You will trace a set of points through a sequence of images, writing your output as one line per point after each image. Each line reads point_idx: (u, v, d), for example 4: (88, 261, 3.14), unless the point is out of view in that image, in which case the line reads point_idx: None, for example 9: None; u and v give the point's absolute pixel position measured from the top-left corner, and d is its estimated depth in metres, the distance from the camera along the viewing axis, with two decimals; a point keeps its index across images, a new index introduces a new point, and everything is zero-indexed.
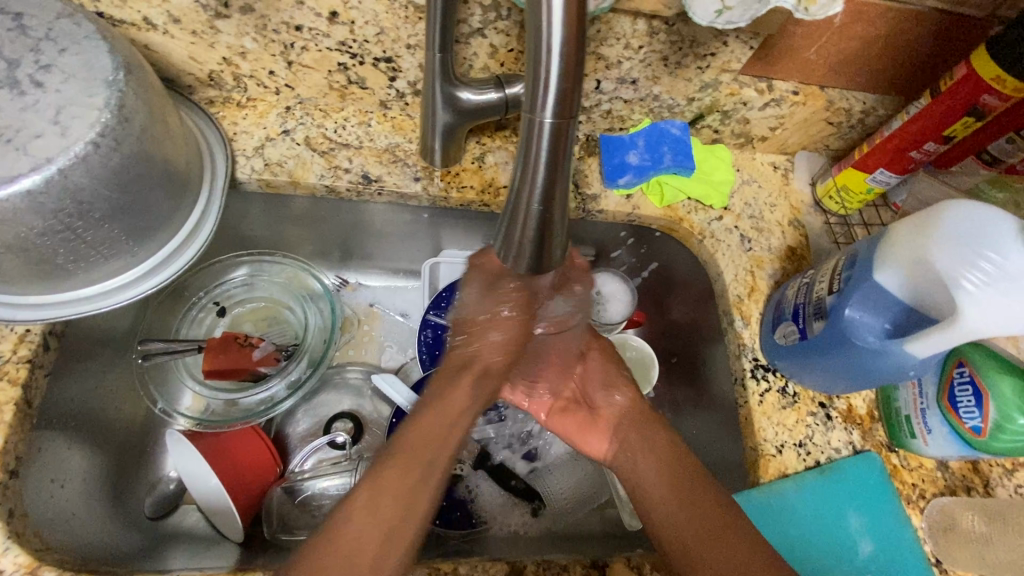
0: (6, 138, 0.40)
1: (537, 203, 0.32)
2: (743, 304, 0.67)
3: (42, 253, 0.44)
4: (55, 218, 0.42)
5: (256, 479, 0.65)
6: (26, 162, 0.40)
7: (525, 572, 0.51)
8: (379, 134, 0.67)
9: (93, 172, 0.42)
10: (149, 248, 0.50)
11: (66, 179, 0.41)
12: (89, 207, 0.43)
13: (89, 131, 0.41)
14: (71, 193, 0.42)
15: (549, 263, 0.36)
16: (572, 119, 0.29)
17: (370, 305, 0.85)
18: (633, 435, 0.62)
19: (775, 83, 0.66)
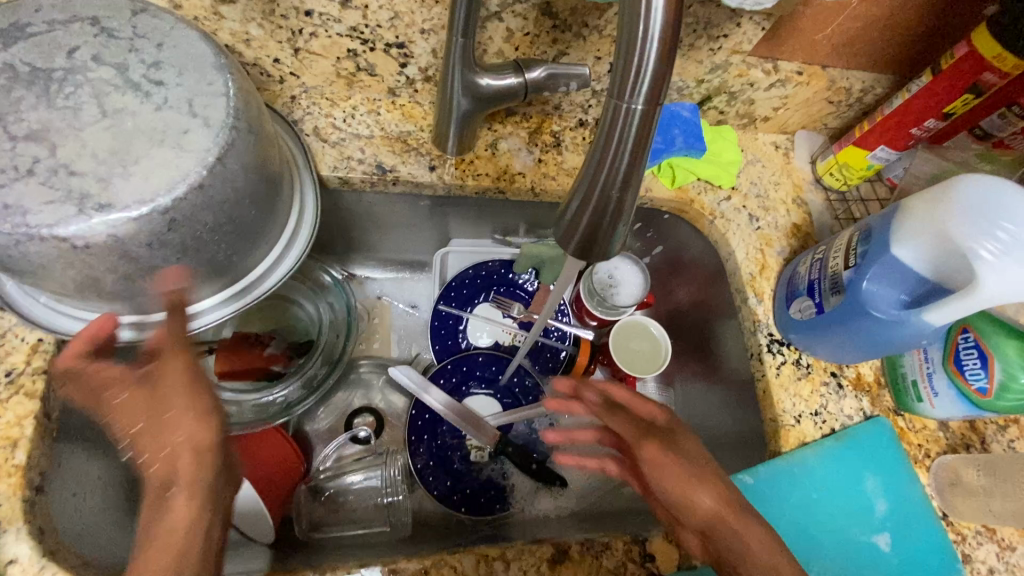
0: (158, 139, 0.34)
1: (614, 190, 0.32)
2: (755, 281, 0.69)
3: (208, 251, 0.39)
4: (219, 210, 0.37)
5: (284, 480, 0.65)
6: (189, 160, 0.35)
7: (569, 552, 0.52)
8: (389, 122, 0.66)
9: (242, 158, 0.38)
10: (275, 231, 0.45)
11: (225, 168, 0.37)
12: (243, 195, 0.39)
13: (226, 114, 0.37)
14: (231, 182, 0.37)
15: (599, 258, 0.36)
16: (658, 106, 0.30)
17: (378, 297, 0.85)
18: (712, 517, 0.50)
19: (780, 64, 0.68)
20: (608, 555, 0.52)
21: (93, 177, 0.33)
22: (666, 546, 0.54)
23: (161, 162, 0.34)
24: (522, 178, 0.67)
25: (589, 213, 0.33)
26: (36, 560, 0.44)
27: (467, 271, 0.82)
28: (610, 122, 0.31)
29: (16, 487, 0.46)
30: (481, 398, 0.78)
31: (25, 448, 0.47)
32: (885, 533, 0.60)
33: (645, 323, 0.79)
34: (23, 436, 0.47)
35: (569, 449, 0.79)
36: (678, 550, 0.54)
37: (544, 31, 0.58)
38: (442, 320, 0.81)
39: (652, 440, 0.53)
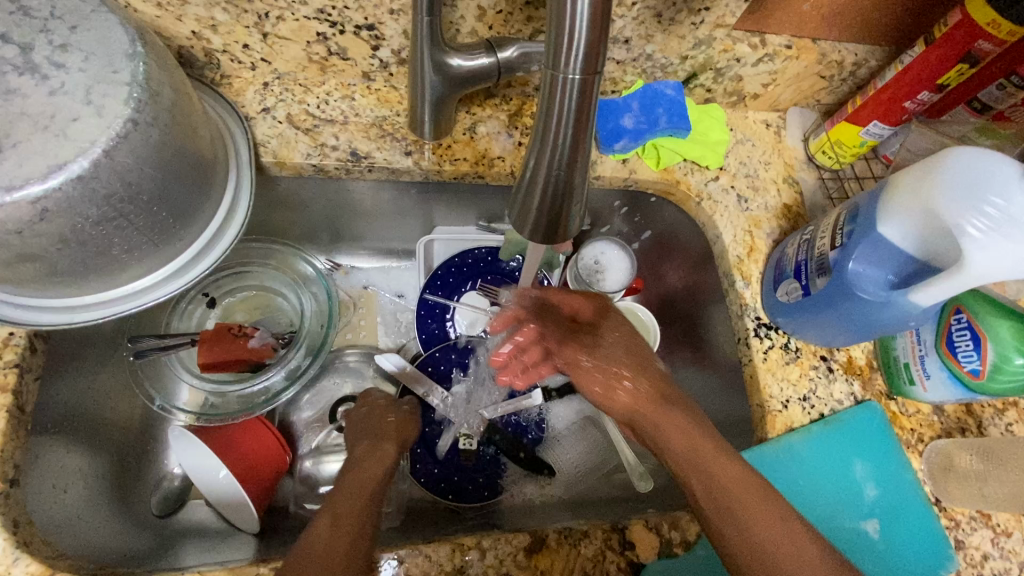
0: (42, 125, 0.38)
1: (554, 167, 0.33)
2: (743, 264, 0.67)
3: (97, 244, 0.43)
4: (107, 204, 0.42)
5: (266, 473, 0.65)
6: (71, 149, 0.39)
7: (547, 541, 0.51)
8: (364, 108, 0.64)
9: (136, 152, 0.42)
10: (195, 228, 0.50)
11: (113, 161, 0.40)
12: (137, 189, 0.43)
13: (125, 108, 0.41)
14: (120, 175, 0.41)
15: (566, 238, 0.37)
16: (596, 74, 0.31)
17: (364, 287, 0.83)
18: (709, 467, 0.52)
19: (768, 37, 0.65)
20: (586, 543, 0.52)
21: None
22: (647, 534, 0.53)
23: (41, 149, 0.38)
24: (502, 162, 0.66)
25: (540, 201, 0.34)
26: (9, 552, 0.45)
27: (454, 259, 0.80)
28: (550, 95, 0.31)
29: None
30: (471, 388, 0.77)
31: None
32: (874, 519, 0.58)
33: (632, 308, 0.78)
34: None
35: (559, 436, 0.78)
36: (660, 538, 0.53)
37: (517, 9, 0.56)
38: (429, 310, 0.80)
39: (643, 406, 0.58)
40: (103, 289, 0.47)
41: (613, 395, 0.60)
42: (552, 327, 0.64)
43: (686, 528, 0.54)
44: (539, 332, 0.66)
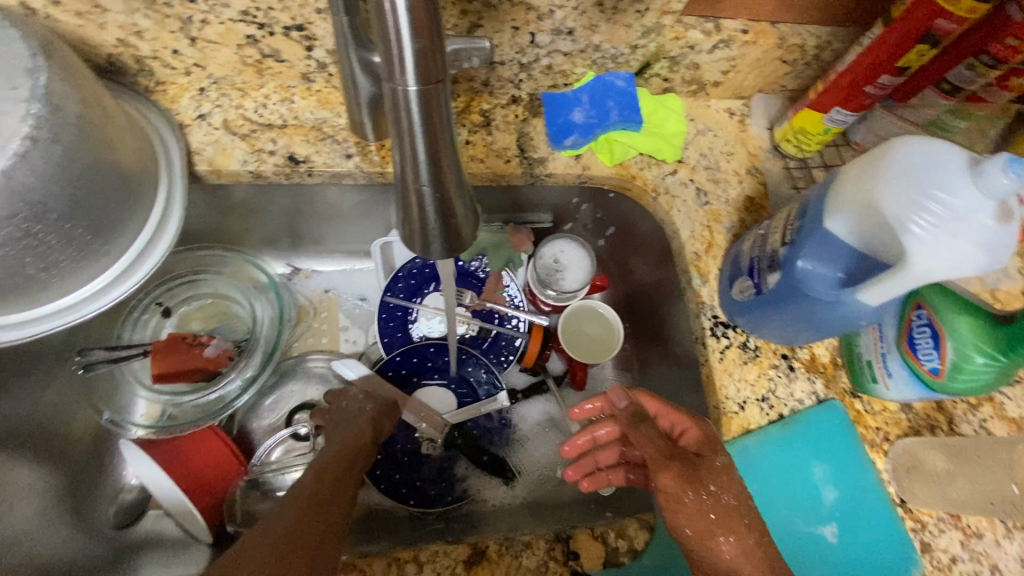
0: None
1: (426, 188, 0.35)
2: (701, 260, 0.65)
3: (7, 265, 0.42)
4: (12, 225, 0.41)
5: (217, 482, 0.65)
6: None
7: (487, 552, 0.50)
8: (304, 110, 0.63)
9: (38, 170, 0.41)
10: (121, 241, 0.49)
11: (12, 181, 0.39)
12: (43, 208, 0.42)
13: (22, 125, 0.40)
14: (21, 196, 0.40)
15: (461, 245, 0.38)
16: (439, 85, 0.32)
17: (325, 291, 0.82)
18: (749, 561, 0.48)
19: (722, 22, 0.63)
20: (529, 554, 0.51)
21: None
22: (591, 543, 0.52)
23: None
24: None
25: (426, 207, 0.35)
26: None
27: (414, 262, 0.80)
28: (396, 110, 0.33)
29: None
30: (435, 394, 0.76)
31: None
32: (833, 523, 0.57)
33: (594, 306, 0.76)
34: None
35: (525, 438, 0.76)
36: (604, 547, 0.52)
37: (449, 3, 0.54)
38: (390, 312, 0.79)
39: (671, 466, 0.51)
40: (26, 308, 0.46)
41: (711, 549, 0.49)
42: (647, 436, 0.55)
43: (634, 536, 0.53)
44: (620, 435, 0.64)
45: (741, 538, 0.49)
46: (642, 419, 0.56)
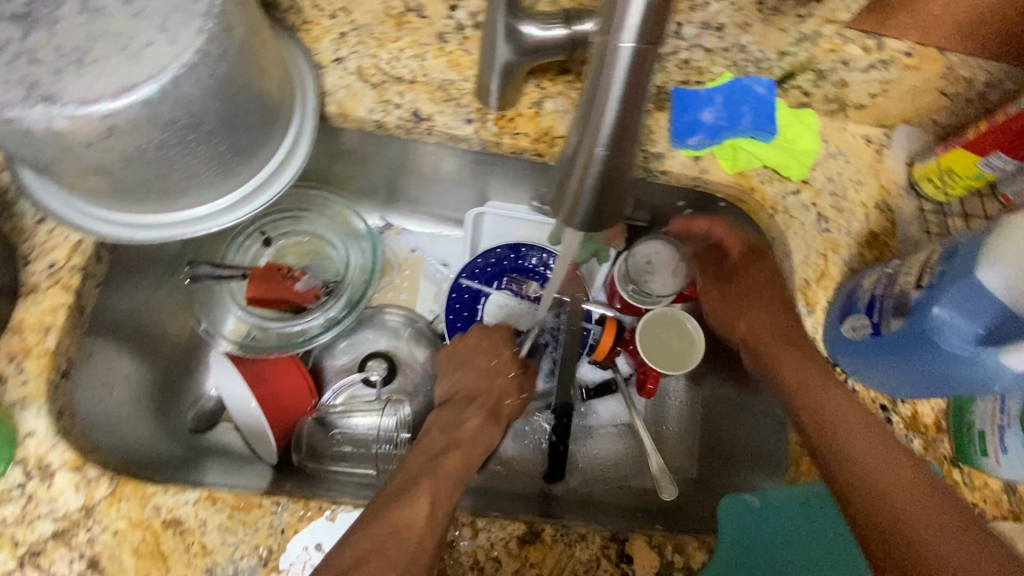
0: (120, 47, 0.40)
1: (599, 152, 0.34)
2: (809, 290, 0.61)
3: (158, 167, 0.45)
4: (170, 130, 0.43)
5: (290, 410, 0.68)
6: (141, 72, 0.39)
7: (542, 534, 0.50)
8: (434, 68, 0.63)
9: (201, 83, 0.42)
10: (254, 165, 0.52)
11: (179, 90, 0.41)
12: (199, 119, 0.44)
13: (195, 39, 0.41)
14: (183, 105, 0.42)
15: (614, 214, 0.39)
16: (656, 46, 0.31)
17: (411, 251, 0.84)
18: (852, 416, 0.56)
19: (886, 41, 0.59)
20: (582, 545, 0.50)
21: (50, 68, 0.39)
22: (646, 551, 0.50)
23: (115, 69, 0.39)
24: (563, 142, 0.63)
25: (593, 173, 0.36)
26: (51, 437, 0.48)
27: (476, 261, 0.78)
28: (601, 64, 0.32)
29: (46, 367, 0.49)
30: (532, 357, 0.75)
31: (56, 334, 0.50)
32: None
33: (682, 318, 0.72)
34: (55, 323, 0.51)
35: (585, 433, 0.75)
36: (659, 557, 0.50)
37: None
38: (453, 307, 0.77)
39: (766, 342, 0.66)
40: (163, 211, 0.49)
41: (810, 401, 0.59)
42: (721, 305, 0.72)
43: (691, 555, 0.51)
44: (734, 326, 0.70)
45: (818, 371, 0.60)
46: (733, 276, 0.71)
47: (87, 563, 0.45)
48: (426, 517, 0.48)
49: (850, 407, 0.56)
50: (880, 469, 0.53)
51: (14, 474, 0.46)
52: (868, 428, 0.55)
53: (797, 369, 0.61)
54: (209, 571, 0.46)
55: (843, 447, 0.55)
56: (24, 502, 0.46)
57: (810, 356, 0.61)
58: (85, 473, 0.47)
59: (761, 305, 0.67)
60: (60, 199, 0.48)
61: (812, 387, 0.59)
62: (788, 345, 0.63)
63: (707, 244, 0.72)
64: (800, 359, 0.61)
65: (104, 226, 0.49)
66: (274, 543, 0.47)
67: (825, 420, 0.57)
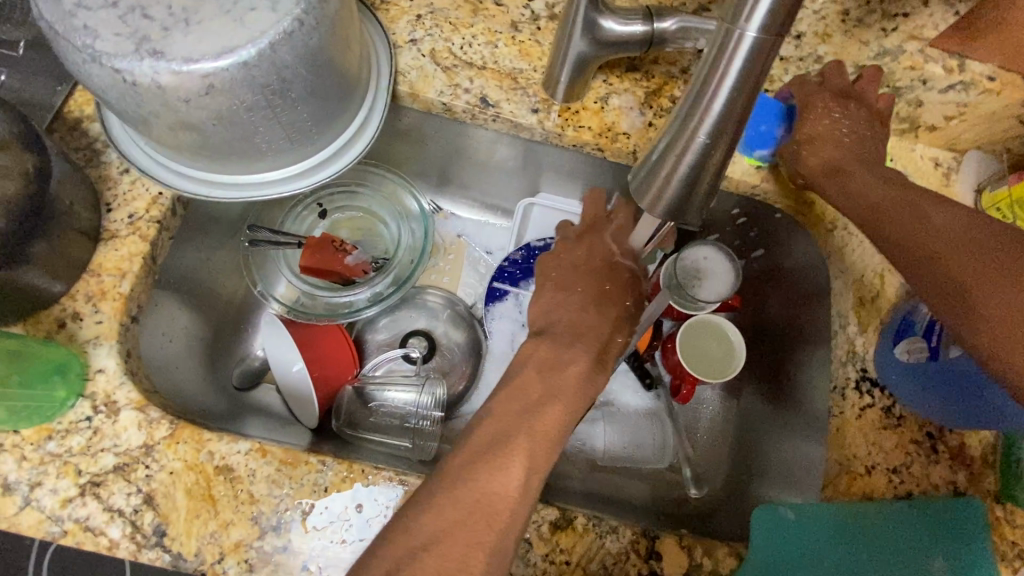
0: (226, 11, 0.42)
1: (701, 144, 0.35)
2: (863, 309, 0.62)
3: (245, 127, 0.47)
4: (262, 93, 0.45)
5: (334, 378, 0.70)
6: (243, 36, 0.42)
7: (574, 522, 0.50)
8: (504, 57, 0.64)
9: (296, 50, 0.44)
10: (329, 135, 0.54)
11: (274, 54, 0.43)
12: (288, 85, 0.46)
13: (295, 8, 0.43)
14: (277, 69, 0.44)
15: (692, 208, 0.39)
16: (777, 38, 0.31)
17: (458, 236, 0.85)
18: (950, 229, 0.50)
19: (967, 63, 0.59)
20: (613, 538, 0.50)
21: (159, 25, 0.41)
22: (677, 551, 0.50)
23: (220, 31, 0.41)
24: (626, 139, 0.63)
25: (687, 164, 0.36)
26: (118, 376, 0.49)
27: (518, 253, 0.77)
28: (722, 52, 0.32)
29: (118, 310, 0.51)
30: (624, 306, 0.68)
31: (131, 280, 0.53)
32: None
33: (723, 326, 0.72)
34: (130, 269, 0.53)
35: (605, 414, 0.75)
36: (689, 559, 0.50)
37: None
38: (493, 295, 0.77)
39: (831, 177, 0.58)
40: (240, 173, 0.51)
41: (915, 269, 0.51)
42: (861, 166, 0.57)
43: (720, 559, 0.51)
44: (829, 121, 0.58)
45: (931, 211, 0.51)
46: (839, 165, 0.58)
47: (143, 499, 0.46)
48: (521, 489, 0.45)
49: (943, 219, 0.51)
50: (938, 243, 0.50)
51: (81, 407, 0.48)
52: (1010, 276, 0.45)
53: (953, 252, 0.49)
54: (254, 521, 0.47)
55: (977, 304, 0.46)
56: (89, 435, 0.48)
57: (915, 202, 0.53)
58: (148, 413, 0.49)
59: (913, 232, 0.51)
60: (148, 152, 0.51)
61: (930, 242, 0.50)
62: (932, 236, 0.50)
63: (844, 139, 0.58)
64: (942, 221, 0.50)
65: (183, 181, 0.52)
66: (316, 500, 0.48)
67: (945, 267, 0.49)
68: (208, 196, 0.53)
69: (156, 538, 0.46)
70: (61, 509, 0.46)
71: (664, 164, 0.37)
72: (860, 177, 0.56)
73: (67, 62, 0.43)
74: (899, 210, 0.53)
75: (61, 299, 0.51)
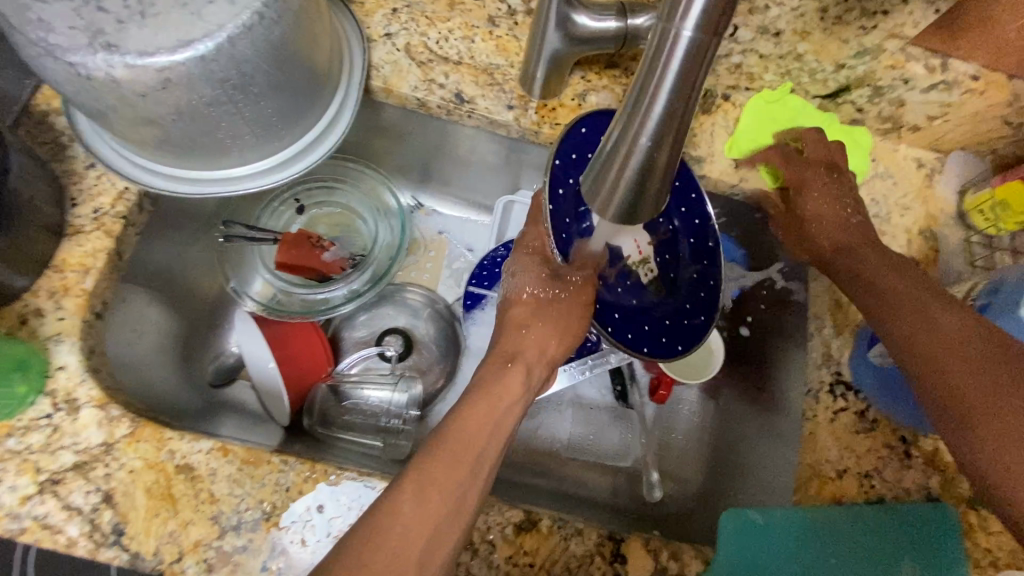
0: (183, 3, 0.41)
1: (644, 145, 0.31)
2: (840, 312, 0.62)
3: (206, 123, 0.46)
4: (221, 88, 0.44)
5: (307, 373, 0.69)
6: (200, 29, 0.41)
7: (539, 524, 0.50)
8: (481, 52, 0.63)
9: (256, 44, 0.43)
10: (297, 131, 0.53)
11: (233, 48, 0.42)
12: (249, 80, 0.45)
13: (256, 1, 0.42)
14: (236, 64, 0.43)
15: (642, 216, 0.35)
16: (714, 37, 0.29)
17: (439, 233, 0.84)
18: (918, 298, 0.50)
19: (951, 62, 0.57)
20: (578, 540, 0.50)
21: (113, 17, 0.40)
22: (643, 554, 0.50)
23: (177, 24, 0.41)
24: None
25: (633, 168, 0.32)
26: (80, 373, 0.49)
27: (498, 250, 0.76)
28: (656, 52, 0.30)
29: (82, 307, 0.51)
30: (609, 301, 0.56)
31: (94, 276, 0.52)
32: None
33: None
34: (95, 265, 0.52)
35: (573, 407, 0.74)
36: (654, 562, 0.50)
37: None
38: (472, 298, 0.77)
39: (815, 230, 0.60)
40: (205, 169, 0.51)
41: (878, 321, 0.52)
42: (871, 251, 0.56)
43: (686, 563, 0.50)
44: (825, 180, 0.60)
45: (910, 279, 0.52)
46: (847, 246, 0.58)
47: (102, 497, 0.46)
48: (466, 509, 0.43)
49: (917, 288, 0.51)
50: (913, 311, 0.50)
51: (41, 404, 0.48)
52: (971, 357, 0.45)
53: (928, 319, 0.49)
54: (215, 520, 0.46)
55: (941, 373, 0.46)
56: (49, 432, 0.47)
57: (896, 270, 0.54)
58: (109, 411, 0.48)
59: (914, 326, 0.49)
60: (111, 147, 0.50)
61: (907, 306, 0.51)
62: (903, 300, 0.51)
63: (849, 219, 0.59)
64: (915, 288, 0.51)
65: (147, 177, 0.51)
66: (277, 500, 0.47)
67: (915, 332, 0.49)
68: (171, 192, 0.51)
69: (114, 536, 0.45)
70: (20, 506, 0.45)
71: (611, 168, 0.33)
72: (868, 258, 0.56)
73: (23, 55, 0.42)
74: (876, 273, 0.54)
75: (23, 295, 0.51)
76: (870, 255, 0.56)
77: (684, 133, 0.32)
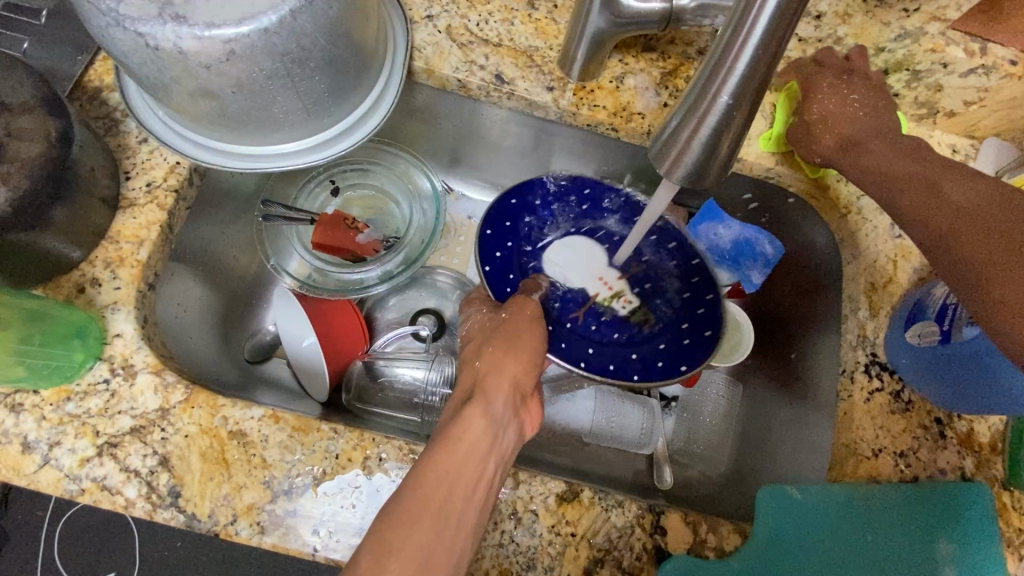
0: None
1: (723, 103, 0.35)
2: (874, 295, 0.62)
3: (263, 96, 0.47)
4: (281, 61, 0.45)
5: (343, 351, 0.71)
6: (265, 3, 0.42)
7: (580, 495, 0.51)
8: (520, 34, 0.64)
9: (315, 19, 0.44)
10: (345, 108, 0.54)
11: (294, 22, 0.43)
12: (307, 54, 0.46)
13: None
14: (296, 37, 0.44)
15: (708, 175, 0.38)
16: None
17: (468, 218, 0.85)
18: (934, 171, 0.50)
19: (991, 47, 0.58)
20: (618, 512, 0.51)
21: None
22: (682, 526, 0.51)
23: None
24: (640, 119, 0.63)
25: (709, 125, 0.36)
26: (136, 340, 0.50)
27: None
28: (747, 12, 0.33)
29: (136, 277, 0.52)
30: (576, 340, 0.57)
31: (148, 248, 0.53)
32: None
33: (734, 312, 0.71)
34: (149, 237, 0.54)
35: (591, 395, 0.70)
36: (693, 534, 0.51)
37: None
38: None
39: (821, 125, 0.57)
40: (256, 144, 0.52)
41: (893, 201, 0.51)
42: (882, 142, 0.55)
43: (724, 536, 0.52)
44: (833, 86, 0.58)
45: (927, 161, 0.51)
46: (857, 140, 0.55)
47: (159, 460, 0.47)
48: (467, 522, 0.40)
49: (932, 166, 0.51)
50: (926, 188, 0.49)
51: (99, 369, 0.49)
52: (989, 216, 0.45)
53: (946, 190, 0.48)
54: (267, 485, 0.48)
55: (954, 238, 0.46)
56: (107, 397, 0.48)
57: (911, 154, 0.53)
58: (164, 377, 0.49)
59: (925, 199, 0.49)
60: (165, 122, 0.51)
61: (924, 180, 0.50)
62: (919, 179, 0.50)
63: (858, 113, 0.57)
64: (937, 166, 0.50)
65: (200, 151, 0.52)
66: (328, 466, 0.49)
67: (933, 205, 0.48)
68: (222, 168, 0.53)
69: (171, 498, 0.47)
70: (79, 468, 0.47)
71: (684, 128, 0.36)
72: (876, 151, 0.54)
73: (92, 28, 0.43)
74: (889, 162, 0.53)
75: (80, 265, 0.52)
76: (881, 147, 0.54)
77: (755, 90, 0.35)
